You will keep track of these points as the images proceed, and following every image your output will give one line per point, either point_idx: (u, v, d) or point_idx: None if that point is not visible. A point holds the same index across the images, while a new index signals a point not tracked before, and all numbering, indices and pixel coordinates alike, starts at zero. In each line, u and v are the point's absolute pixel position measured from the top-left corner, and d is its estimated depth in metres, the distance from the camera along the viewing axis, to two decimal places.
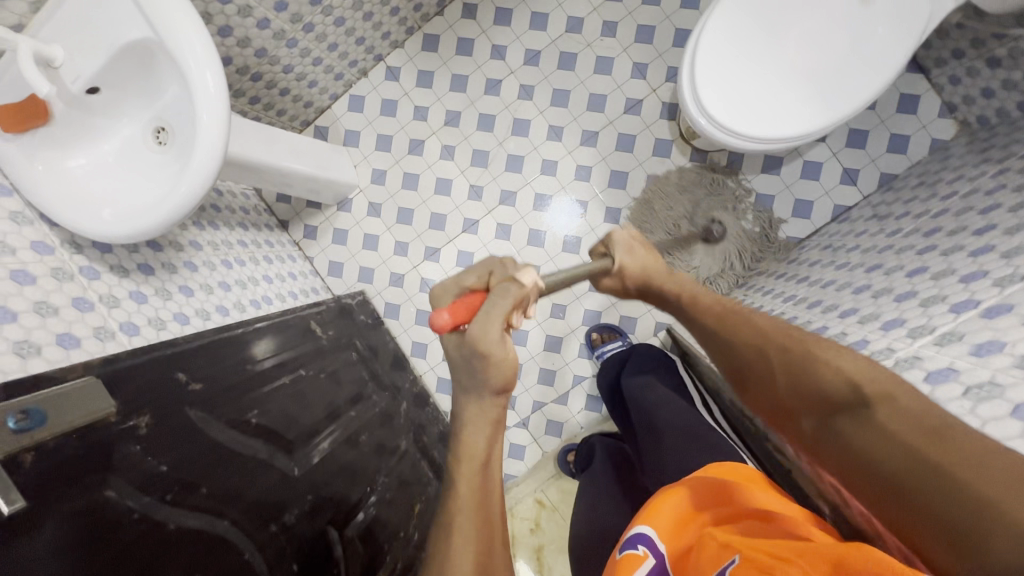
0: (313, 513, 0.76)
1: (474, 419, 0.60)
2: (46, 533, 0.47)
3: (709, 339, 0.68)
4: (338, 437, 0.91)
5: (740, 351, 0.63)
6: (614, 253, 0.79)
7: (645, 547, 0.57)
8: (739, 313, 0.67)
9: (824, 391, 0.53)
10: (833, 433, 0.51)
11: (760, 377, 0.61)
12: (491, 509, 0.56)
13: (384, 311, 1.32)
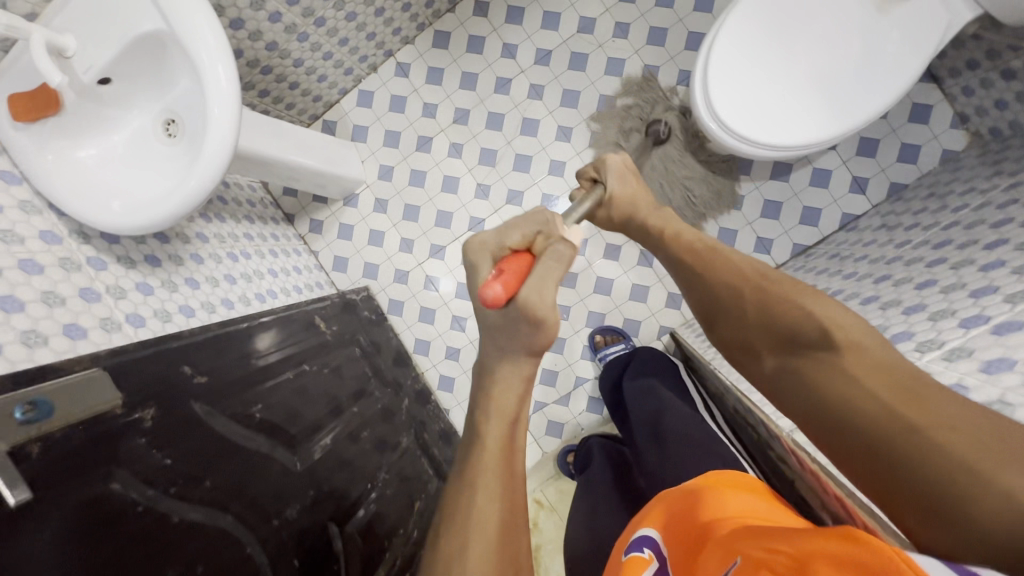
0: (314, 508, 0.76)
1: (507, 378, 0.62)
2: (53, 524, 0.47)
3: (686, 277, 0.71)
4: (339, 433, 0.91)
5: (717, 291, 0.66)
6: (606, 179, 0.81)
7: (650, 551, 0.61)
8: (719, 253, 0.69)
9: (794, 330, 0.56)
10: (796, 372, 0.55)
11: (734, 316, 0.64)
12: (514, 465, 0.58)
13: (388, 307, 1.32)
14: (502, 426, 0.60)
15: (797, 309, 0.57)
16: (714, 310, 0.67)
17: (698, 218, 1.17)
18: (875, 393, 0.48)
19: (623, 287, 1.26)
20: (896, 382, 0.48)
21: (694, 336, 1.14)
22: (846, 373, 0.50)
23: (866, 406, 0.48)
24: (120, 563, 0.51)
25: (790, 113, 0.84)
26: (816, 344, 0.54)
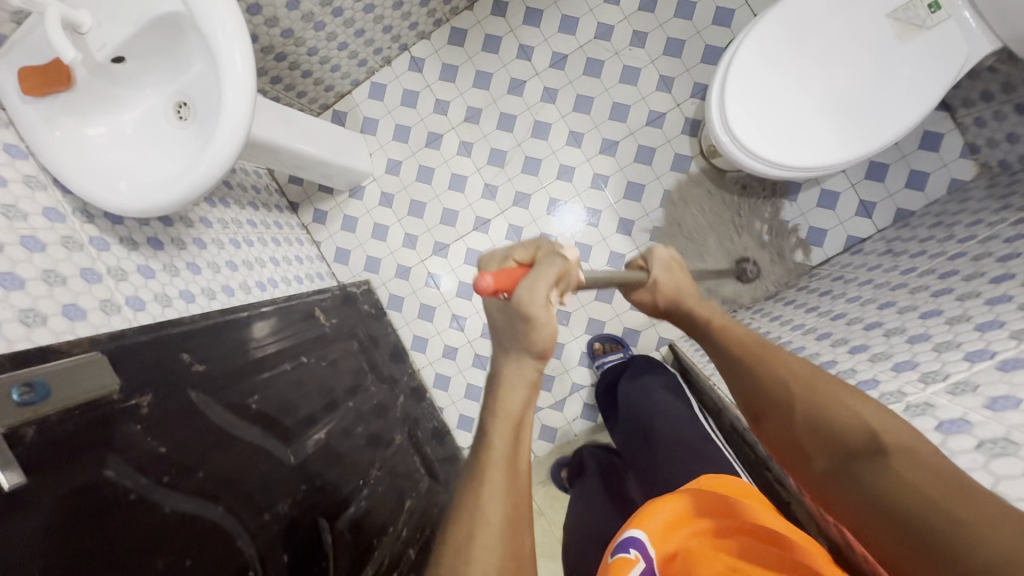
0: (306, 504, 0.75)
1: (512, 377, 0.62)
2: (45, 509, 0.46)
3: (730, 369, 0.66)
4: (334, 428, 0.90)
5: (764, 385, 0.60)
6: (650, 267, 0.78)
7: (636, 551, 0.61)
8: (764, 346, 0.65)
9: (842, 434, 0.51)
10: (843, 473, 0.50)
11: (778, 413, 0.58)
12: (519, 469, 0.56)
13: (387, 302, 1.31)
14: (508, 428, 0.58)
15: (840, 404, 0.53)
16: (756, 403, 0.61)
17: (704, 232, 1.17)
18: (940, 505, 0.43)
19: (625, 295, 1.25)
20: (953, 487, 0.43)
21: (695, 349, 1.13)
22: (900, 477, 0.45)
23: (929, 517, 0.43)
24: (111, 551, 0.50)
25: (816, 146, 0.83)
26: (864, 446, 0.49)
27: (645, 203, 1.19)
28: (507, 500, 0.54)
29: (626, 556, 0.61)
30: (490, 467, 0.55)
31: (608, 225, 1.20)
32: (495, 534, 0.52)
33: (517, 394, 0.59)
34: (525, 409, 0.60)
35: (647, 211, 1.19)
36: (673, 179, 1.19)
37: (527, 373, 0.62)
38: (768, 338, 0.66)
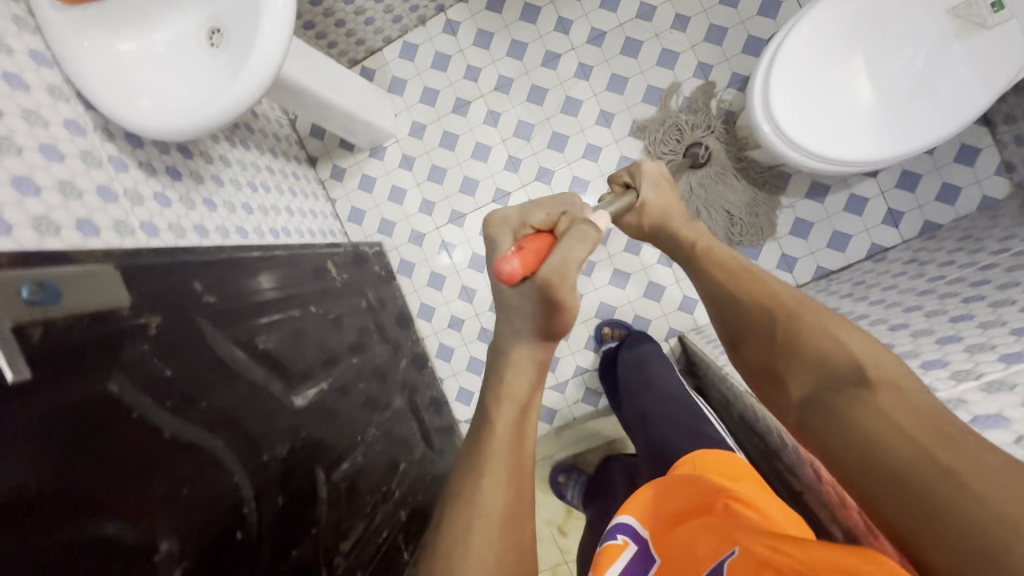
0: (304, 449, 0.74)
1: (521, 360, 0.64)
2: (39, 407, 0.44)
3: (722, 306, 0.71)
4: (335, 380, 0.89)
5: (747, 312, 0.67)
6: (642, 186, 0.87)
7: (625, 537, 0.66)
8: (764, 282, 0.68)
9: (827, 362, 0.55)
10: (823, 404, 0.53)
11: (766, 344, 0.63)
12: (521, 455, 0.59)
13: (397, 267, 1.30)
14: (513, 410, 0.60)
15: (830, 339, 0.56)
16: (743, 334, 0.66)
17: (728, 226, 1.14)
18: (910, 434, 0.45)
19: (638, 283, 1.24)
20: (928, 423, 0.45)
21: (707, 342, 1.10)
22: (872, 405, 0.48)
23: (895, 443, 0.45)
24: (104, 464, 0.47)
25: (846, 127, 0.81)
26: (850, 380, 0.52)
27: None
28: (508, 489, 0.56)
29: (615, 543, 0.65)
30: (493, 455, 0.58)
31: None
32: (493, 523, 0.54)
33: (525, 376, 0.62)
34: (532, 392, 0.62)
35: None
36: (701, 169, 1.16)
37: (537, 357, 0.64)
38: (765, 274, 0.69)
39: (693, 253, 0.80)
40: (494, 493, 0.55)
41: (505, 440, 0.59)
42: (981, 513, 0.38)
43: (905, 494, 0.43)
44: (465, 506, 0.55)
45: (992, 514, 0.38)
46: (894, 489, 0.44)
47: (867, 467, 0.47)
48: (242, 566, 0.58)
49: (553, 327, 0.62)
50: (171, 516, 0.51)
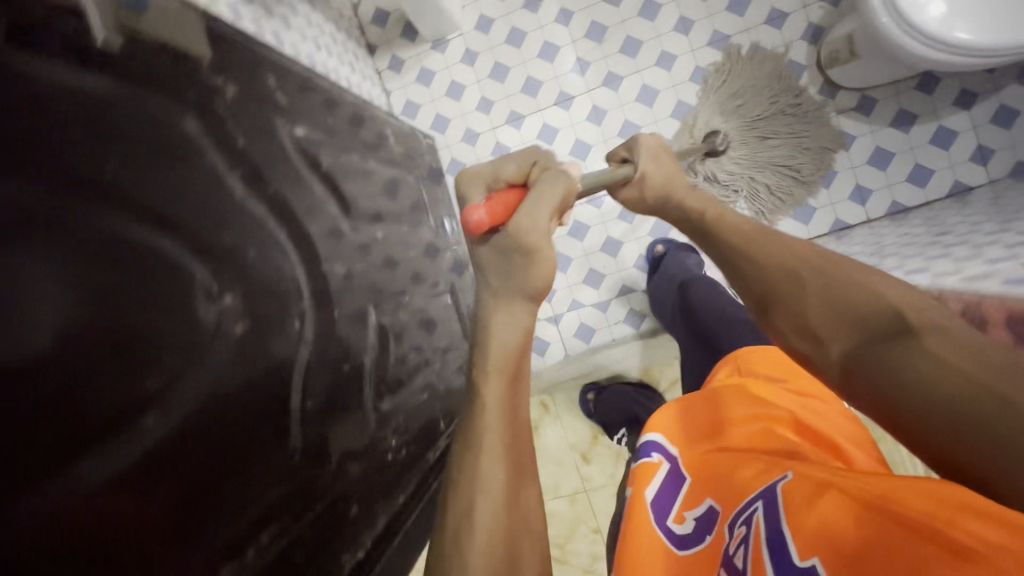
0: (360, 281, 0.71)
1: (504, 326, 0.58)
2: (100, 105, 0.39)
3: (731, 265, 0.56)
4: (389, 236, 0.85)
5: (765, 272, 0.51)
6: (637, 158, 0.70)
7: (658, 455, 0.59)
8: (766, 236, 0.54)
9: (866, 317, 0.42)
10: (866, 358, 0.41)
11: (791, 302, 0.48)
12: (518, 424, 0.54)
13: (447, 166, 1.25)
14: (502, 384, 0.56)
15: (861, 287, 0.44)
16: (765, 292, 0.51)
17: (791, 168, 1.08)
18: (970, 373, 0.35)
19: None
20: (988, 363, 0.35)
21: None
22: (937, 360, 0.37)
23: (960, 383, 0.35)
24: (159, 190, 0.42)
25: (967, 11, 0.75)
26: (887, 326, 0.41)
27: None
28: (508, 464, 0.51)
29: (648, 461, 0.58)
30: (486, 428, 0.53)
31: None
32: (496, 501, 0.49)
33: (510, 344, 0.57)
34: (520, 361, 0.57)
35: None
36: None
37: (521, 320, 0.58)
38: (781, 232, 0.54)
39: (700, 225, 0.62)
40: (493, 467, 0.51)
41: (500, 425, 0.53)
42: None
43: (975, 437, 0.34)
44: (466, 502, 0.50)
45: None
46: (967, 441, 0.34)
47: (932, 418, 0.36)
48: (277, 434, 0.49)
49: (529, 286, 0.59)
50: (228, 271, 0.47)
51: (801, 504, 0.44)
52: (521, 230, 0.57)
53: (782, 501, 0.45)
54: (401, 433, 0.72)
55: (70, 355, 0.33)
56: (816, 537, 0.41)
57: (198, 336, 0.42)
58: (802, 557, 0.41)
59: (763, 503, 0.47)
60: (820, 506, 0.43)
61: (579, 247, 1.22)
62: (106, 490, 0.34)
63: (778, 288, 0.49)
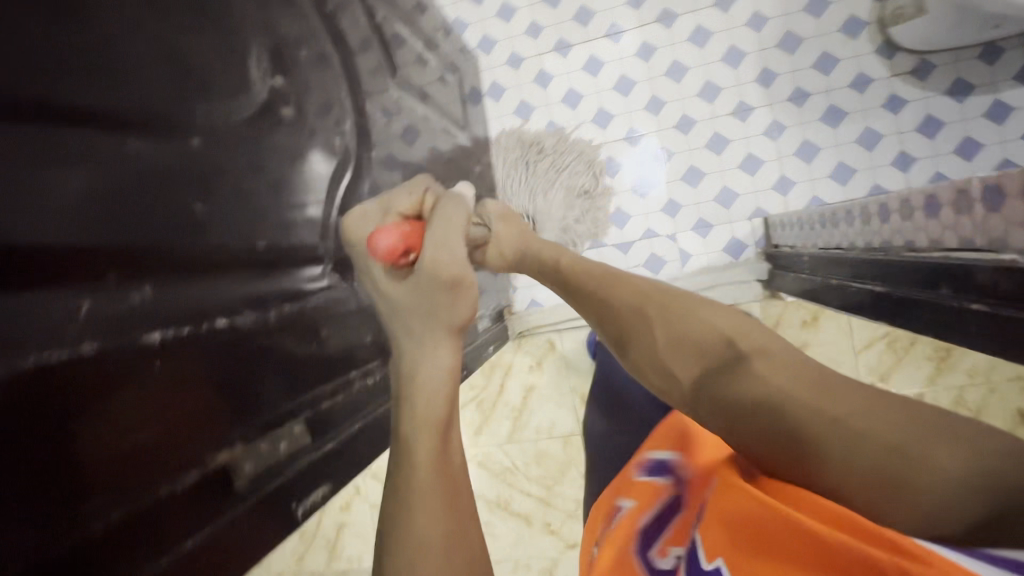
0: (395, 142, 0.70)
1: (435, 342, 0.44)
2: None
3: (591, 306, 0.55)
4: (425, 118, 0.84)
5: (615, 309, 0.53)
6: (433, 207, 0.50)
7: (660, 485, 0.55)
8: (614, 278, 0.55)
9: (700, 346, 0.45)
10: (709, 390, 0.42)
11: (642, 334, 0.50)
12: (452, 469, 0.41)
13: (487, 89, 1.23)
14: (432, 439, 0.41)
15: (692, 317, 0.47)
16: (619, 330, 0.52)
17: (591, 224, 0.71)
18: (799, 397, 0.37)
19: (738, 152, 1.13)
20: (818, 383, 0.37)
21: (793, 229, 0.99)
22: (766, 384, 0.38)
23: (802, 411, 0.36)
24: None
25: None
26: (722, 355, 0.43)
27: (797, 57, 1.09)
28: (445, 510, 0.39)
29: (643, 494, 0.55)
30: (417, 478, 0.39)
31: (747, 71, 1.11)
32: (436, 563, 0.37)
33: (439, 368, 0.43)
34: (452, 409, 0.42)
35: (796, 67, 1.09)
36: (838, 41, 1.08)
37: (443, 362, 0.43)
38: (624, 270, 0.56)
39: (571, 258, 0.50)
40: (431, 514, 0.38)
41: (428, 472, 0.40)
42: (908, 474, 0.31)
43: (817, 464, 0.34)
44: (395, 536, 0.38)
45: (925, 475, 0.30)
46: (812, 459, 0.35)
47: (781, 441, 0.36)
48: (215, 334, 0.34)
49: (454, 316, 0.45)
50: (272, 50, 0.46)
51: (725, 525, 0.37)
52: (435, 263, 0.44)
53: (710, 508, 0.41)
54: None
55: (94, 205, 0.28)
56: (721, 541, 0.37)
57: (237, 83, 0.41)
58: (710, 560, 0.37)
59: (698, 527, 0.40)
60: (736, 519, 0.37)
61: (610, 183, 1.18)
62: (92, 193, 0.28)
63: (628, 323, 0.51)
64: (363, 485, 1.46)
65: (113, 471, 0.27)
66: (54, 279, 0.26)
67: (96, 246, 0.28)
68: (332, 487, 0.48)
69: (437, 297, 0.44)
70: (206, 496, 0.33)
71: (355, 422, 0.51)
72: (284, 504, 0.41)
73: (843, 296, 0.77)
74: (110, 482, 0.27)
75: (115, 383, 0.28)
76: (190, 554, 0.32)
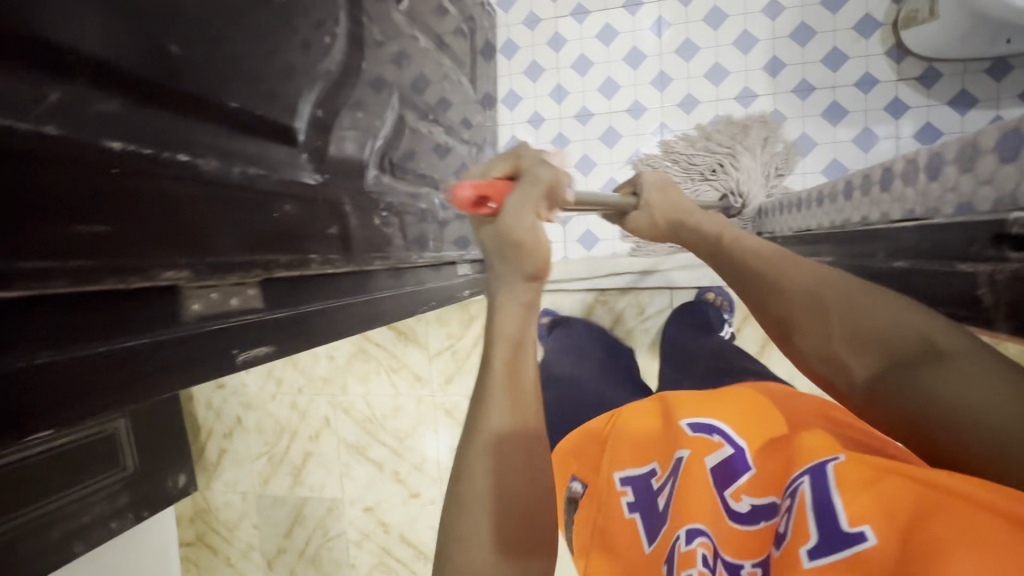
0: (388, 59, 0.74)
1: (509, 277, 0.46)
2: None
3: (756, 292, 0.51)
4: (425, 51, 0.88)
5: (787, 296, 0.47)
6: (643, 194, 0.69)
7: (720, 436, 0.52)
8: (789, 260, 0.50)
9: (886, 340, 0.40)
10: (892, 385, 0.40)
11: (814, 324, 0.45)
12: (524, 381, 0.44)
13: (502, 46, 1.26)
14: (507, 351, 0.44)
15: (880, 309, 0.42)
16: (784, 318, 0.48)
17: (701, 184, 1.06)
18: (998, 404, 0.34)
19: None
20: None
21: (778, 212, 1.02)
22: (961, 393, 0.35)
23: (1001, 407, 0.34)
24: None
25: None
26: (915, 351, 0.39)
27: (807, 50, 1.10)
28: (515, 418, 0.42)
29: (705, 439, 0.52)
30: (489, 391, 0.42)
31: (757, 58, 1.12)
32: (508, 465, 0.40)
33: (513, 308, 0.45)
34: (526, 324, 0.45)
35: (805, 59, 1.10)
36: (850, 39, 1.08)
37: (522, 296, 0.46)
38: (724, 244, 0.58)
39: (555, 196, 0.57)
40: (502, 410, 0.42)
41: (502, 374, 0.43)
42: None
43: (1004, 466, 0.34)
44: (471, 425, 0.42)
45: None
46: (994, 451, 0.34)
47: (959, 442, 0.36)
48: (179, 169, 0.38)
49: (527, 267, 0.46)
50: None
51: (852, 485, 0.38)
52: (508, 227, 0.44)
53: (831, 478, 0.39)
54: (392, 211, 0.74)
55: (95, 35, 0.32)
56: (869, 509, 0.36)
57: None
58: (851, 522, 0.36)
59: (806, 474, 0.41)
60: (885, 493, 0.37)
61: (607, 153, 1.21)
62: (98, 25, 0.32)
63: (802, 314, 0.46)
64: (332, 418, 1.51)
65: (80, 269, 0.32)
66: (48, 67, 0.30)
67: (84, 53, 0.31)
68: (275, 349, 0.52)
69: (509, 253, 0.46)
70: (130, 308, 0.37)
71: (309, 303, 0.56)
72: (227, 346, 0.46)
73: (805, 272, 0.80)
74: (73, 274, 0.31)
75: (90, 184, 0.32)
76: (112, 351, 0.36)
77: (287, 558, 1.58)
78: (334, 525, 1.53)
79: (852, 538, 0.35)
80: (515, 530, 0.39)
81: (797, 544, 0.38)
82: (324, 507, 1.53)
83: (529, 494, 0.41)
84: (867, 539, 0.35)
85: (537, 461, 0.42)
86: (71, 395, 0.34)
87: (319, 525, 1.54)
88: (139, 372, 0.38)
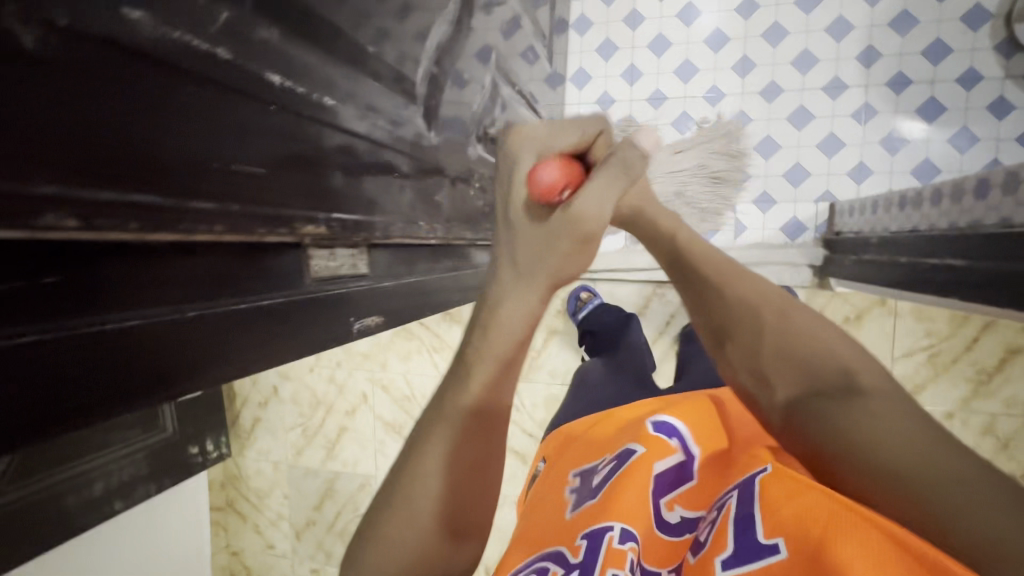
0: (489, 22, 0.70)
1: (510, 276, 0.38)
2: None
3: (693, 294, 0.48)
4: (515, 17, 0.83)
5: (728, 305, 0.44)
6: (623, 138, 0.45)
7: (677, 441, 0.49)
8: (741, 270, 0.46)
9: (812, 365, 0.38)
10: (802, 409, 0.37)
11: (744, 336, 0.43)
12: (501, 383, 0.39)
13: (574, 21, 1.20)
14: (490, 371, 0.38)
15: (814, 339, 0.39)
16: (718, 326, 0.45)
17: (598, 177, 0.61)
18: (901, 434, 0.31)
19: (818, 130, 1.09)
20: (922, 429, 0.31)
21: (858, 215, 0.97)
22: (871, 420, 0.33)
23: (901, 440, 0.31)
24: None
25: None
26: (833, 380, 0.36)
27: (907, 40, 1.03)
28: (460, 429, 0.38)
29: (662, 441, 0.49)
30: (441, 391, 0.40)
31: (850, 47, 1.06)
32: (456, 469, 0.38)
33: (514, 314, 0.38)
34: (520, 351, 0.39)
35: (903, 51, 1.03)
36: (954, 30, 1.01)
37: (529, 307, 0.38)
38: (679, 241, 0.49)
39: None
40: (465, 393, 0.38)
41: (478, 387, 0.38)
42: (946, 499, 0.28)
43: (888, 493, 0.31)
44: (436, 409, 0.39)
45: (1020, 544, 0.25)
46: (890, 490, 0.31)
47: (854, 469, 0.33)
48: (322, 113, 0.35)
49: (564, 270, 0.38)
50: None
51: (774, 497, 0.38)
52: (582, 214, 0.36)
53: (756, 493, 0.40)
54: (481, 184, 0.71)
55: None
56: (785, 522, 0.36)
57: None
58: (766, 534, 0.36)
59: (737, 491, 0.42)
60: (806, 507, 0.36)
61: None
62: None
63: (739, 322, 0.43)
64: (370, 394, 1.49)
65: (240, 214, 0.30)
66: None
67: None
68: (384, 321, 0.52)
69: (555, 241, 0.37)
70: (266, 262, 0.37)
71: (408, 275, 0.55)
72: (344, 313, 0.45)
73: (912, 274, 0.76)
74: (230, 219, 0.29)
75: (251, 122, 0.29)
76: (256, 307, 0.36)
77: (315, 531, 1.58)
78: (364, 502, 1.52)
79: (763, 550, 0.36)
80: (468, 508, 0.39)
81: (713, 553, 0.38)
82: (356, 483, 1.52)
83: (462, 497, 0.39)
84: (777, 553, 0.35)
85: (493, 463, 0.40)
86: (213, 354, 0.33)
87: (349, 500, 1.53)
88: (273, 329, 0.38)
